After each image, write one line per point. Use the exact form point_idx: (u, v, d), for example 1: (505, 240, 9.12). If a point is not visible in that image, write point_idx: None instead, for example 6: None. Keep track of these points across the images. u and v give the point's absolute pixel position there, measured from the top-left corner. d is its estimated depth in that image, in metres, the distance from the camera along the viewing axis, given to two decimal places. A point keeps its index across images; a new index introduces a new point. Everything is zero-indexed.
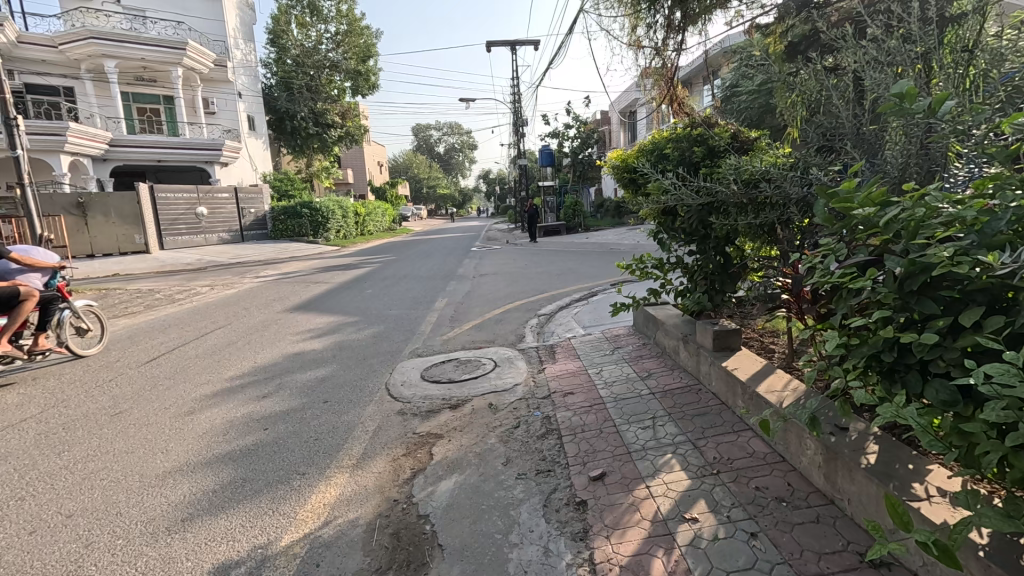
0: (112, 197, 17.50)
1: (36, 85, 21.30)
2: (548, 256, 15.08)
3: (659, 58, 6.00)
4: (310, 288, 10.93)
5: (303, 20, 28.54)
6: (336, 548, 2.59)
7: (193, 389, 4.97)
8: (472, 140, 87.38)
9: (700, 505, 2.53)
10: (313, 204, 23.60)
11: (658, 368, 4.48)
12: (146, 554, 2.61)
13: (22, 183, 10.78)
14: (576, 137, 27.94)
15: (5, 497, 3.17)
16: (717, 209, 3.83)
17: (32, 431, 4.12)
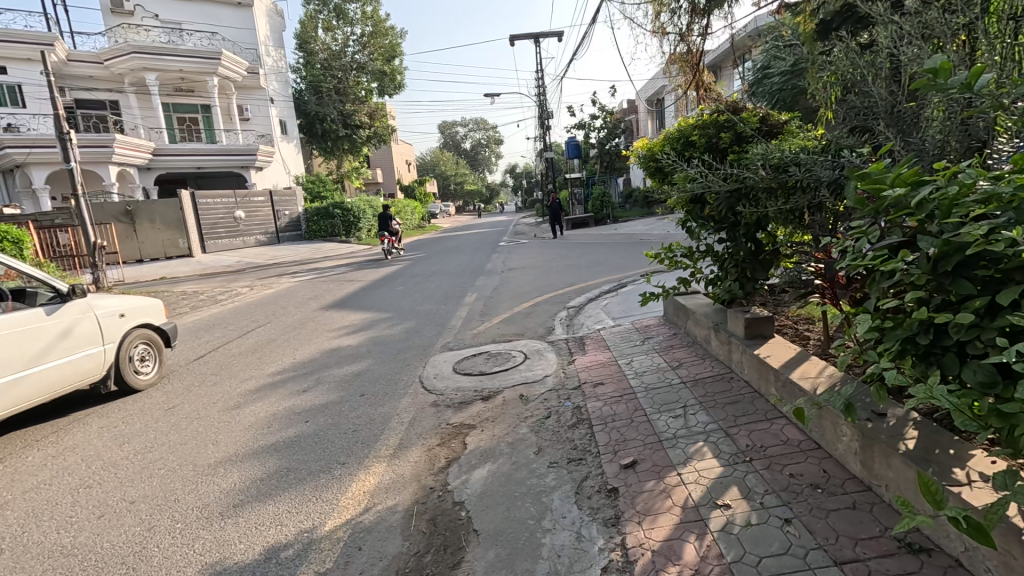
0: (156, 205, 18.35)
1: (85, 100, 22.49)
2: (577, 248, 15.03)
3: (684, 44, 5.88)
4: (344, 286, 11.25)
5: (329, 24, 29.19)
6: (376, 533, 2.71)
7: (239, 384, 5.23)
8: (499, 136, 87.39)
9: (732, 491, 2.53)
10: (344, 204, 24.16)
11: (688, 358, 4.43)
12: (203, 537, 2.79)
13: (77, 194, 11.46)
14: (603, 127, 27.45)
15: (74, 485, 3.43)
16: (747, 196, 3.77)
17: (96, 425, 4.43)
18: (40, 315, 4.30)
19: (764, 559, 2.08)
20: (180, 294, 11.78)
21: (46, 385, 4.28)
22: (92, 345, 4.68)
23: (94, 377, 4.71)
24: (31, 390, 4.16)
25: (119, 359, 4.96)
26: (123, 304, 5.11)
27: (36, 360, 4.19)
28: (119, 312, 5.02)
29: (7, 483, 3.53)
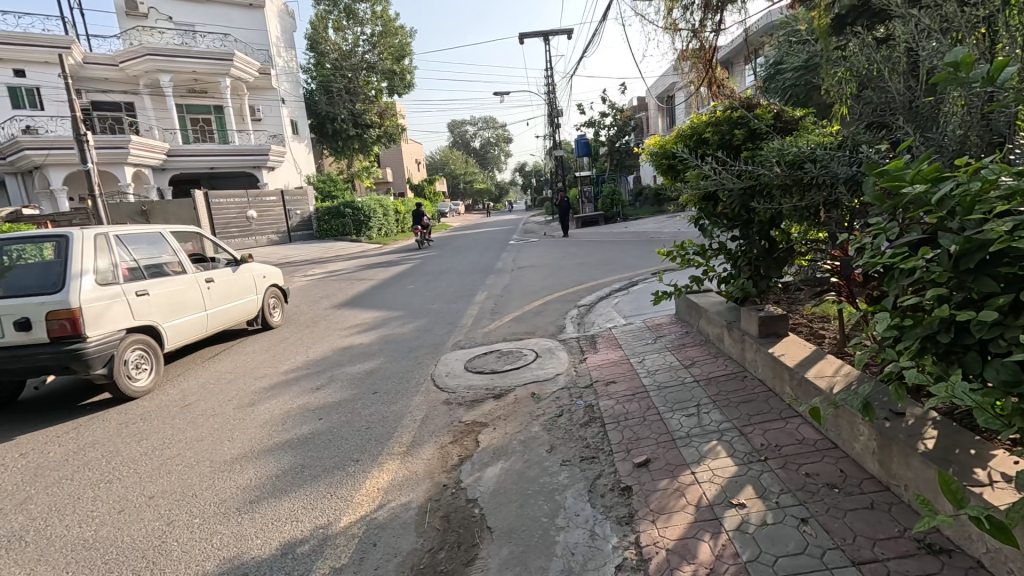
0: (171, 205, 18.72)
1: (101, 102, 22.88)
2: (587, 246, 15.01)
3: (697, 40, 5.84)
4: (356, 285, 11.33)
5: (340, 24, 29.33)
6: (391, 529, 2.73)
7: (253, 382, 5.29)
8: (508, 134, 87.30)
9: (748, 491, 2.51)
10: (355, 204, 24.30)
11: (701, 356, 4.41)
12: (220, 532, 2.84)
13: (94, 195, 11.67)
14: (613, 124, 27.24)
15: (95, 480, 3.50)
16: (761, 193, 3.73)
17: (115, 422, 4.51)
18: (231, 271, 6.69)
19: (780, 559, 2.06)
20: None
21: (235, 315, 6.67)
22: (251, 295, 7.02)
23: (250, 317, 7.03)
24: (224, 318, 6.46)
25: (264, 306, 7.36)
26: (264, 269, 7.41)
27: (227, 299, 6.49)
28: (262, 274, 7.37)
29: (32, 477, 3.62)
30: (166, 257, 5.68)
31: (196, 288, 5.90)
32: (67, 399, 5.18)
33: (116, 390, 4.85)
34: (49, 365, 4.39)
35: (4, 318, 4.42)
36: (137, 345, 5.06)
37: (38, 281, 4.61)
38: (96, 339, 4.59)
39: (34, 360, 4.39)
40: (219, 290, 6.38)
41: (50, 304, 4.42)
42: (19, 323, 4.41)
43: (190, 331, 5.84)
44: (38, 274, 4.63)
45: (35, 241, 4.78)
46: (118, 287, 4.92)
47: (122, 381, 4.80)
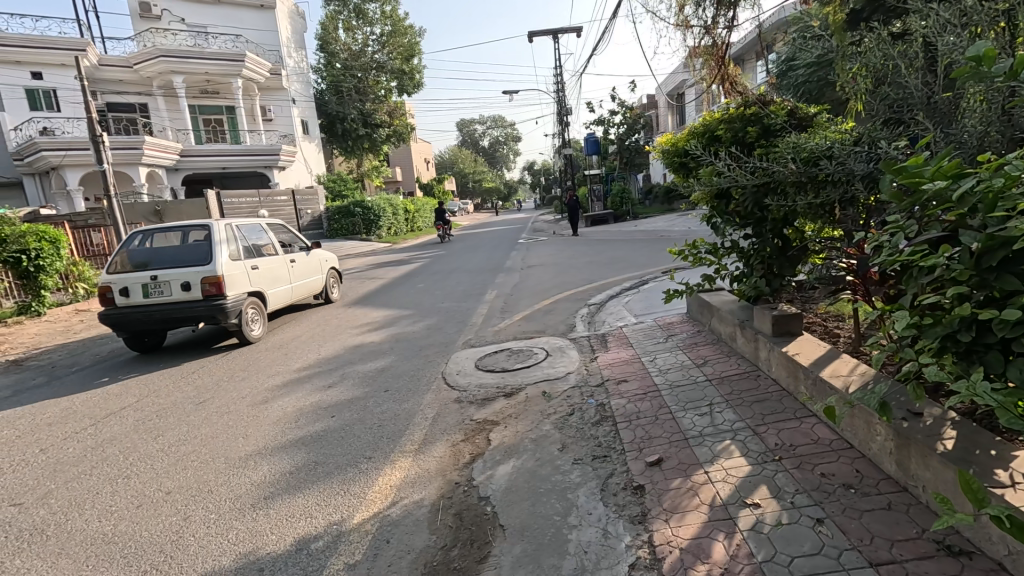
0: (184, 205, 18.90)
1: (116, 104, 23.19)
2: (597, 245, 14.96)
3: (710, 37, 5.81)
4: (366, 283, 11.41)
5: (350, 24, 29.48)
6: (404, 526, 2.75)
7: (266, 380, 5.34)
8: (516, 133, 87.24)
9: (762, 490, 2.50)
10: (365, 203, 24.45)
11: (713, 355, 4.38)
12: (236, 527, 2.87)
13: (110, 195, 11.82)
14: (622, 123, 27.07)
15: (113, 476, 3.56)
16: (775, 190, 3.70)
17: (132, 418, 4.58)
18: (305, 255, 8.45)
19: (796, 560, 2.05)
20: None
21: (308, 289, 8.43)
22: (317, 274, 8.77)
23: (316, 293, 8.76)
24: (301, 291, 8.20)
25: (326, 284, 9.11)
26: (325, 254, 9.18)
27: (304, 276, 8.25)
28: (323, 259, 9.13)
29: (52, 472, 3.69)
30: (268, 241, 7.43)
31: (285, 265, 7.65)
32: (199, 345, 6.94)
33: (240, 335, 6.61)
34: (202, 315, 6.08)
35: (171, 281, 6.13)
36: (252, 304, 6.80)
37: (191, 256, 6.32)
38: (232, 297, 6.32)
39: (193, 312, 6.10)
40: (298, 269, 8.14)
41: (204, 271, 6.15)
42: (182, 285, 6.13)
43: (282, 299, 7.57)
44: (189, 251, 6.31)
45: (186, 228, 6.52)
46: (242, 262, 6.66)
47: (246, 328, 6.54)
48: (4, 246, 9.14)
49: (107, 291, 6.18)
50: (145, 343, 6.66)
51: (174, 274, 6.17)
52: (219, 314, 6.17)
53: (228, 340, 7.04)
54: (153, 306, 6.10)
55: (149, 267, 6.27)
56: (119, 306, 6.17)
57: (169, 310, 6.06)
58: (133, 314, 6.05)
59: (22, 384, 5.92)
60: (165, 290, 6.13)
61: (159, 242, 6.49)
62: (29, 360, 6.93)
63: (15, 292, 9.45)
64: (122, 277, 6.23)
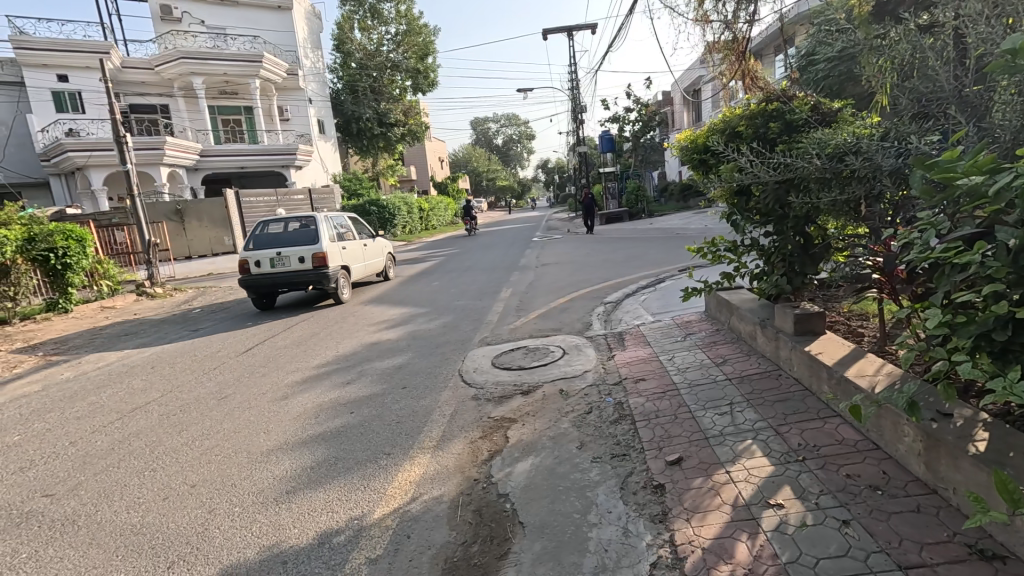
0: (203, 204, 19.25)
1: (138, 105, 23.68)
2: (612, 243, 14.91)
3: (729, 32, 5.73)
4: (382, 281, 11.49)
5: (365, 24, 29.68)
6: (424, 522, 2.77)
7: (286, 376, 5.42)
8: (530, 131, 87.12)
9: (785, 491, 2.47)
10: (380, 202, 24.66)
11: (733, 354, 4.33)
12: (260, 520, 2.92)
13: (133, 195, 12.09)
14: (637, 120, 26.43)
15: (140, 468, 3.64)
16: (798, 187, 3.65)
17: (157, 412, 4.68)
18: (371, 241, 10.93)
19: (822, 561, 2.02)
20: (227, 289, 12.27)
21: (374, 267, 10.90)
22: (379, 257, 11.23)
23: (379, 272, 11.23)
24: (370, 269, 10.67)
25: (385, 265, 11.57)
26: (385, 243, 11.67)
27: (371, 257, 10.71)
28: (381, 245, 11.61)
29: (82, 464, 3.79)
30: (350, 229, 9.96)
31: (359, 248, 10.12)
32: (304, 304, 9.45)
33: (335, 296, 9.09)
34: (313, 280, 8.55)
35: (291, 256, 8.61)
36: (342, 275, 9.28)
37: (303, 239, 8.81)
38: (331, 268, 8.78)
39: (307, 278, 8.59)
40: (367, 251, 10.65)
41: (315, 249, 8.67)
42: (299, 259, 8.60)
43: (358, 273, 10.01)
44: (301, 235, 8.79)
45: (297, 219, 9.01)
46: (336, 244, 9.17)
47: (340, 291, 9.01)
48: (32, 245, 9.31)
49: (245, 264, 8.64)
50: (267, 301, 9.21)
51: (292, 251, 8.67)
52: (324, 279, 8.67)
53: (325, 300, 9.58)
54: (279, 273, 8.58)
55: (274, 247, 8.77)
56: (254, 274, 8.65)
57: (290, 276, 8.53)
58: (265, 280, 8.53)
59: (51, 378, 6.09)
60: (287, 263, 8.60)
61: (277, 230, 9.00)
62: (57, 356, 7.12)
63: (43, 290, 9.77)
64: (255, 253, 8.72)
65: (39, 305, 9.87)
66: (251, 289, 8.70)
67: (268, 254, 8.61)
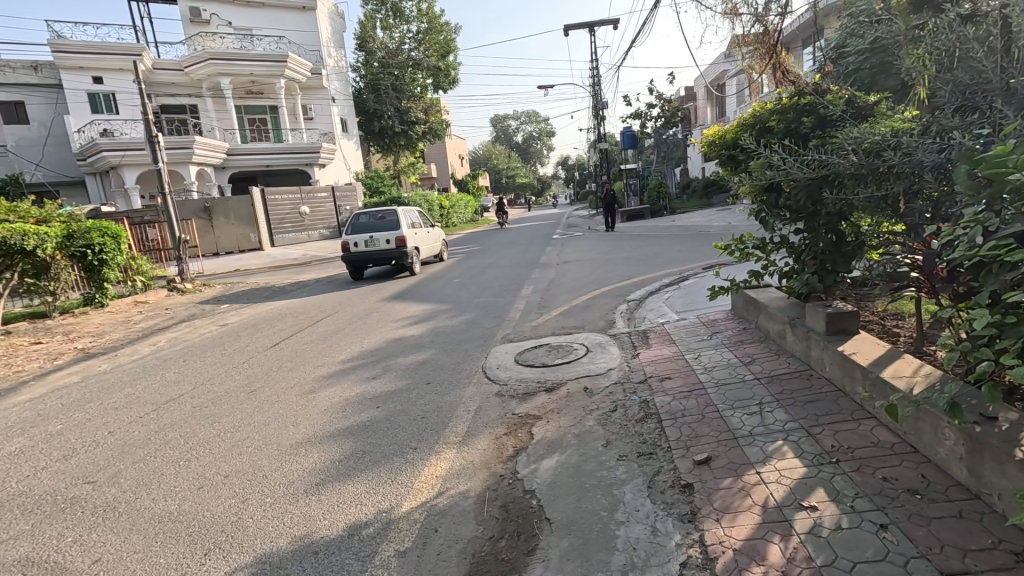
0: (230, 201, 19.59)
1: (169, 105, 24.31)
2: (633, 240, 14.78)
3: (760, 25, 5.60)
4: (404, 278, 11.60)
5: (387, 23, 29.95)
6: (451, 516, 2.79)
7: (313, 370, 5.52)
8: (550, 128, 86.79)
9: (819, 493, 2.42)
10: (402, 200, 24.91)
11: (761, 353, 4.27)
12: (291, 511, 2.99)
13: (165, 193, 12.44)
14: (660, 116, 26.06)
15: (174, 458, 3.75)
16: (832, 183, 3.56)
17: (189, 404, 4.82)
18: (432, 230, 13.57)
19: (858, 565, 1.98)
20: (254, 285, 12.53)
21: (435, 249, 13.46)
22: (438, 242, 13.84)
23: (438, 253, 13.80)
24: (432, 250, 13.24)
25: (442, 248, 14.15)
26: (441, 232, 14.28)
27: (433, 241, 13.30)
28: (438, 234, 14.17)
29: (121, 453, 3.93)
30: (419, 219, 12.58)
31: (425, 234, 12.70)
32: (386, 277, 12.14)
33: (411, 269, 11.67)
34: (396, 256, 11.16)
35: (379, 239, 11.24)
36: (415, 253, 11.88)
37: (388, 225, 11.46)
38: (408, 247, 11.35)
39: (391, 254, 11.20)
40: (431, 237, 13.24)
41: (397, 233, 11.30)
42: (386, 241, 11.25)
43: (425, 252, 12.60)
44: (385, 223, 11.44)
45: (382, 211, 11.68)
46: (410, 229, 11.76)
47: (414, 265, 11.62)
48: (71, 242, 9.66)
49: (346, 245, 11.30)
50: (359, 273, 11.90)
51: (381, 235, 11.34)
52: (404, 255, 11.30)
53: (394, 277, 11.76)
54: (371, 252, 11.22)
55: (366, 232, 11.45)
56: (353, 253, 11.35)
57: (379, 254, 11.14)
58: (361, 256, 11.18)
59: (90, 370, 6.31)
60: (377, 243, 11.25)
61: (367, 219, 11.64)
62: (95, 348, 7.38)
63: (80, 284, 10.11)
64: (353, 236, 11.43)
65: (77, 300, 10.21)
66: (350, 264, 11.42)
67: (362, 237, 11.27)
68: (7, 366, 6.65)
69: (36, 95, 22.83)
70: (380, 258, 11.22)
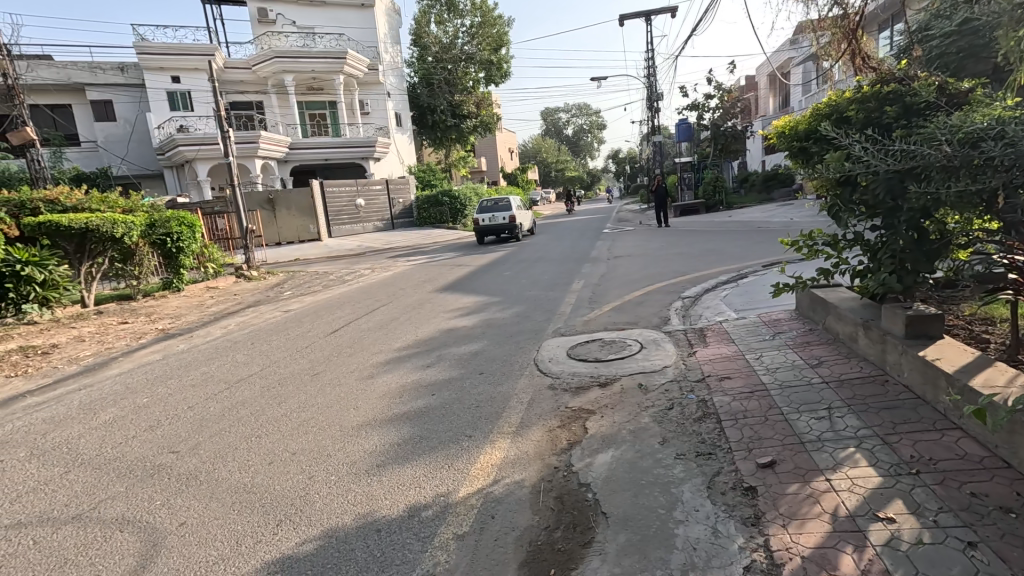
0: (292, 194, 20.52)
1: (238, 102, 25.70)
2: (687, 236, 14.33)
3: (839, 8, 5.24)
4: (455, 270, 11.81)
5: (441, 18, 30.33)
6: (507, 504, 2.84)
7: (371, 357, 5.73)
8: (601, 121, 85.30)
9: (897, 505, 2.29)
10: (452, 192, 25.20)
11: (830, 356, 4.06)
12: (354, 490, 3.13)
13: (234, 185, 13.20)
14: (718, 107, 25.02)
15: (246, 435, 4.01)
16: (919, 176, 3.32)
17: (259, 384, 5.13)
18: (526, 215, 18.77)
19: None
20: (313, 274, 13.10)
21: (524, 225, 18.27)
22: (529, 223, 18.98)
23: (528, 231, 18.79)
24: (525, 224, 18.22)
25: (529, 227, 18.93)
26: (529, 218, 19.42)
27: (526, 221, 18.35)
28: (527, 218, 19.57)
29: (200, 427, 4.23)
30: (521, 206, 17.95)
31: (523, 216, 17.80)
32: (448, 264, 12.96)
33: (517, 239, 16.97)
34: (507, 228, 16.46)
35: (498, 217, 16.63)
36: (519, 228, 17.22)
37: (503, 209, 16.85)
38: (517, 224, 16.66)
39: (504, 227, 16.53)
40: (524, 218, 18.64)
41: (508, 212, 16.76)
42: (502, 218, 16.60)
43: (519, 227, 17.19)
44: (501, 206, 16.86)
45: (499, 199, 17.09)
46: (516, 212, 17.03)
47: (520, 235, 16.92)
48: (152, 230, 10.46)
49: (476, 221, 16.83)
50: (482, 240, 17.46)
51: (499, 214, 16.79)
52: (514, 228, 16.63)
53: (445, 269, 12.02)
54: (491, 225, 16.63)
55: (489, 212, 16.99)
56: (480, 225, 16.94)
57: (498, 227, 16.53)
58: (486, 228, 16.65)
59: (169, 350, 6.81)
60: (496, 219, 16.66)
61: (490, 204, 17.19)
62: (174, 329, 7.94)
63: (160, 270, 10.92)
64: (480, 215, 17.07)
65: (156, 284, 11.01)
66: (478, 233, 16.96)
67: (487, 215, 16.83)
68: (100, 343, 7.29)
69: (122, 94, 24.69)
70: (498, 229, 16.70)
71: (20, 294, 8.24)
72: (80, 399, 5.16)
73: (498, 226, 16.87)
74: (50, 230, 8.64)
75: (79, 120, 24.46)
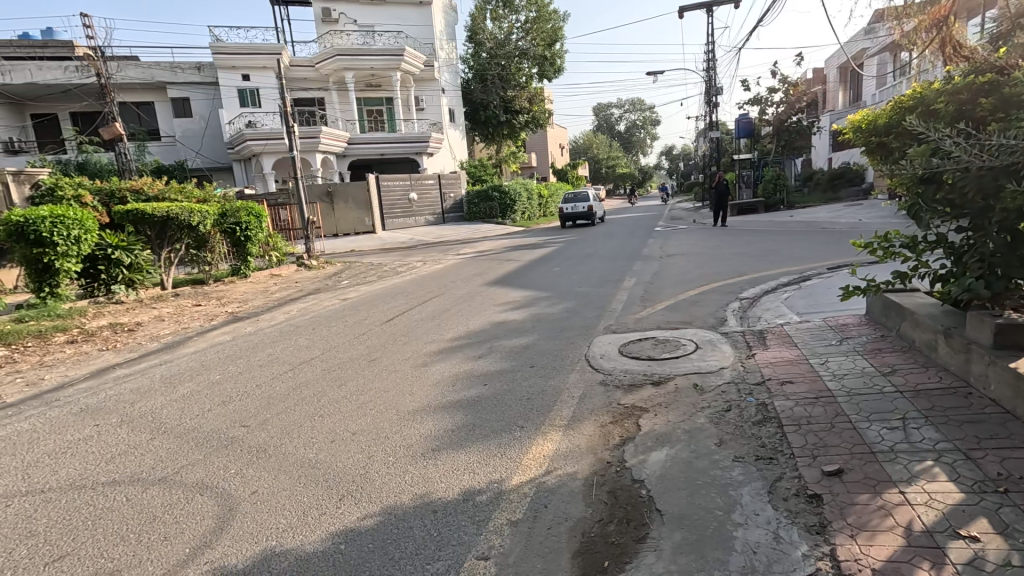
0: (349, 187, 21.29)
1: (302, 99, 26.89)
2: (745, 235, 13.77)
3: None
4: (505, 265, 11.93)
5: (497, 13, 30.50)
6: (560, 495, 2.86)
7: (424, 346, 5.89)
8: (655, 117, 83.30)
9: (981, 524, 2.16)
10: (502, 188, 25.29)
11: (905, 364, 3.82)
12: (411, 471, 3.25)
13: (297, 177, 13.81)
14: (782, 101, 23.85)
15: (311, 413, 4.23)
16: (1016, 173, 3.08)
17: (320, 367, 5.39)
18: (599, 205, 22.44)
19: None
20: (369, 264, 13.56)
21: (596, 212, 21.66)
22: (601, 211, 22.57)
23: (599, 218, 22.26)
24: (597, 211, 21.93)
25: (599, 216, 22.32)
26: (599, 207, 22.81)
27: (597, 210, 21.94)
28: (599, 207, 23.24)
29: (268, 404, 4.50)
30: (597, 197, 22.04)
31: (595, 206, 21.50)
32: (496, 258, 13.09)
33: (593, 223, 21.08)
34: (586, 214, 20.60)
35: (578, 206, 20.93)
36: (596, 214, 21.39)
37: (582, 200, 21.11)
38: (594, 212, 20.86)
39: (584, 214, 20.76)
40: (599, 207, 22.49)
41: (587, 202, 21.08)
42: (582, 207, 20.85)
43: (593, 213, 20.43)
44: (581, 197, 21.20)
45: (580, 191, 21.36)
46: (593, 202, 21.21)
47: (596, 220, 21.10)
48: (224, 219, 11.13)
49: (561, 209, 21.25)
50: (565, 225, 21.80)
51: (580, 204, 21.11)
52: (591, 215, 20.74)
53: (495, 263, 12.14)
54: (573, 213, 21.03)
55: (572, 202, 21.42)
56: (565, 213, 21.39)
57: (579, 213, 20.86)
58: (569, 215, 21.07)
59: (238, 331, 7.26)
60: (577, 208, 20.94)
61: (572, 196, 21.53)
62: (242, 313, 8.48)
63: (229, 257, 11.61)
64: (564, 205, 21.52)
65: (226, 270, 11.72)
66: (563, 219, 21.39)
67: (570, 205, 21.21)
68: (178, 323, 7.87)
69: (199, 92, 26.34)
70: (578, 216, 21.03)
71: (110, 276, 9.01)
72: (162, 373, 5.60)
73: (579, 213, 21.26)
74: (136, 218, 9.39)
75: (160, 116, 26.34)
